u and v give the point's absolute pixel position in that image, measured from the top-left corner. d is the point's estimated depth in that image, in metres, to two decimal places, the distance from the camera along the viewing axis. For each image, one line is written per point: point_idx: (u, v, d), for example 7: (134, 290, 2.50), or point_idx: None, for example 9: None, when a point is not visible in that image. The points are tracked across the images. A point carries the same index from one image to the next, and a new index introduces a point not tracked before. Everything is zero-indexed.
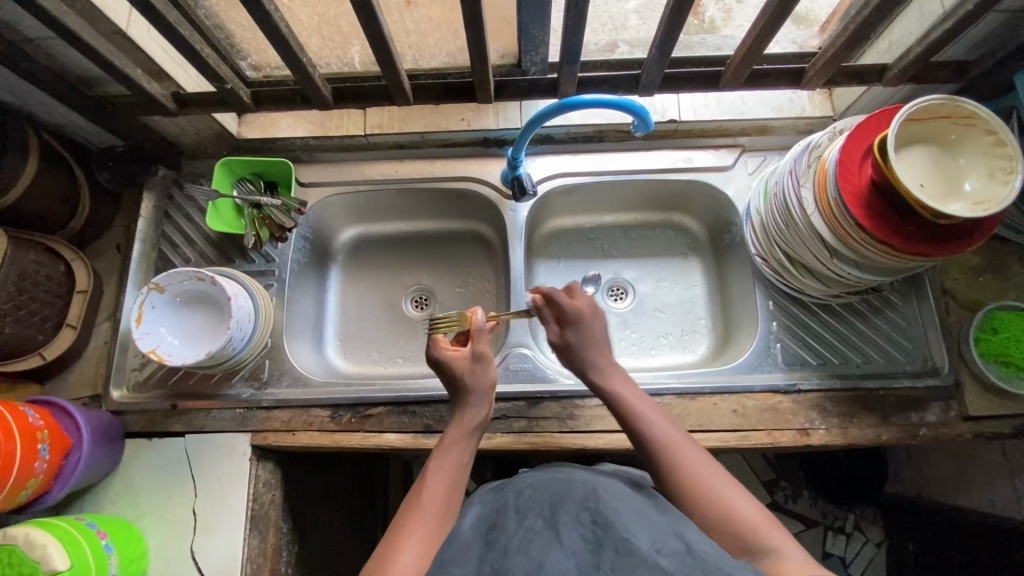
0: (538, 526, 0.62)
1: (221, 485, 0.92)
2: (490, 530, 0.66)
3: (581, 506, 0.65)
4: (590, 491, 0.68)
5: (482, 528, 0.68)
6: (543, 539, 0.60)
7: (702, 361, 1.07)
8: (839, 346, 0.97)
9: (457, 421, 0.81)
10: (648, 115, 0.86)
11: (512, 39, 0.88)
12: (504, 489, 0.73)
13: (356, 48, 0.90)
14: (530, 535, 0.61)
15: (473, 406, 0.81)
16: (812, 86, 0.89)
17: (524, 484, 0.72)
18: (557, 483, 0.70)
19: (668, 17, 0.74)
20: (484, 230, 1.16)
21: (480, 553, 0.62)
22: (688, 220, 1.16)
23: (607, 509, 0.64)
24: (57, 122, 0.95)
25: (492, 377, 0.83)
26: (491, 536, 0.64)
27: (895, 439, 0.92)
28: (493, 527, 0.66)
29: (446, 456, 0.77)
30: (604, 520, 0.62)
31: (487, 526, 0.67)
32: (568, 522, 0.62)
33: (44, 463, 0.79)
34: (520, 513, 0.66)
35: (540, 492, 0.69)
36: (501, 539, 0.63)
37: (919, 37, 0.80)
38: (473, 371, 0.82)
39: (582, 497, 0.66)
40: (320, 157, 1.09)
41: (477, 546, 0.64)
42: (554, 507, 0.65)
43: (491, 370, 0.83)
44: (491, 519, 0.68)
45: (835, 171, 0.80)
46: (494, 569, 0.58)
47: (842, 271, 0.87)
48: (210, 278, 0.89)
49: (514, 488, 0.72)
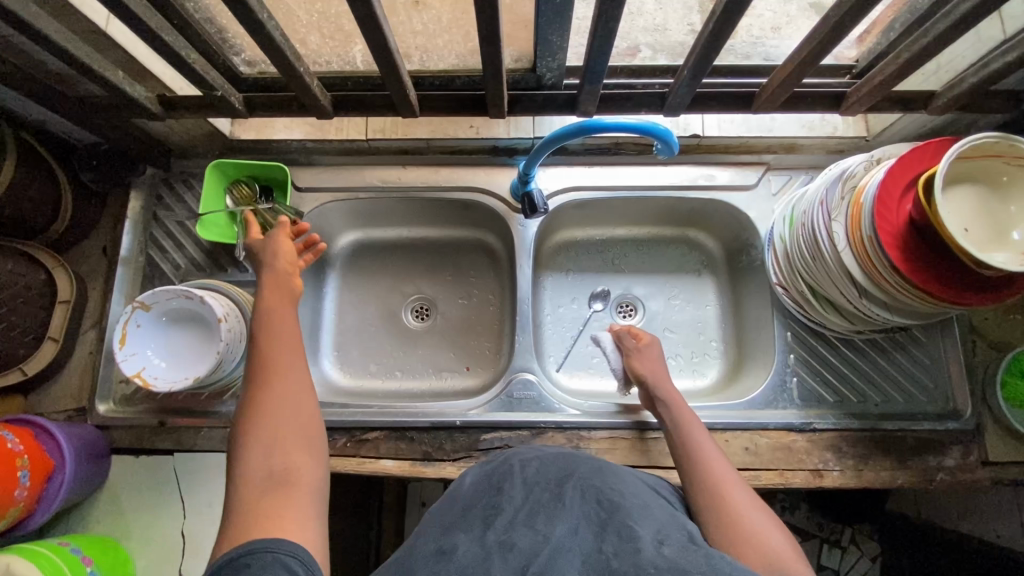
0: (544, 499, 0.64)
1: (211, 507, 0.89)
2: (495, 493, 0.67)
3: (587, 483, 0.66)
4: (594, 470, 0.69)
5: (483, 492, 0.68)
6: (548, 512, 0.62)
7: (711, 387, 1.03)
8: (859, 383, 0.93)
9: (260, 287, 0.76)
10: (672, 138, 0.79)
11: (527, 43, 0.81)
12: (508, 458, 0.75)
13: (359, 47, 0.83)
14: (535, 509, 0.63)
15: (272, 270, 0.77)
16: (852, 112, 0.83)
17: (530, 455, 0.74)
18: (561, 459, 0.72)
19: (705, 39, 0.68)
20: (490, 241, 1.10)
21: (483, 517, 0.64)
22: (705, 237, 1.11)
23: (611, 490, 0.65)
24: (35, 119, 0.88)
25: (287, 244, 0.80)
26: (494, 500, 0.66)
27: (910, 482, 0.88)
28: (497, 491, 0.68)
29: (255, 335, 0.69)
30: (608, 502, 0.62)
31: (490, 489, 0.69)
32: (574, 497, 0.63)
33: (24, 491, 0.75)
34: (526, 485, 0.67)
35: (546, 464, 0.70)
36: (505, 507, 0.64)
37: (974, 65, 0.74)
38: (267, 249, 0.80)
39: (589, 475, 0.68)
40: (319, 160, 1.03)
41: (478, 510, 0.65)
42: (561, 483, 0.66)
43: (286, 247, 0.80)
44: (492, 484, 0.70)
45: (872, 208, 0.74)
46: (497, 539, 0.59)
47: (871, 312, 0.82)
48: (199, 297, 0.84)
49: (519, 459, 0.73)
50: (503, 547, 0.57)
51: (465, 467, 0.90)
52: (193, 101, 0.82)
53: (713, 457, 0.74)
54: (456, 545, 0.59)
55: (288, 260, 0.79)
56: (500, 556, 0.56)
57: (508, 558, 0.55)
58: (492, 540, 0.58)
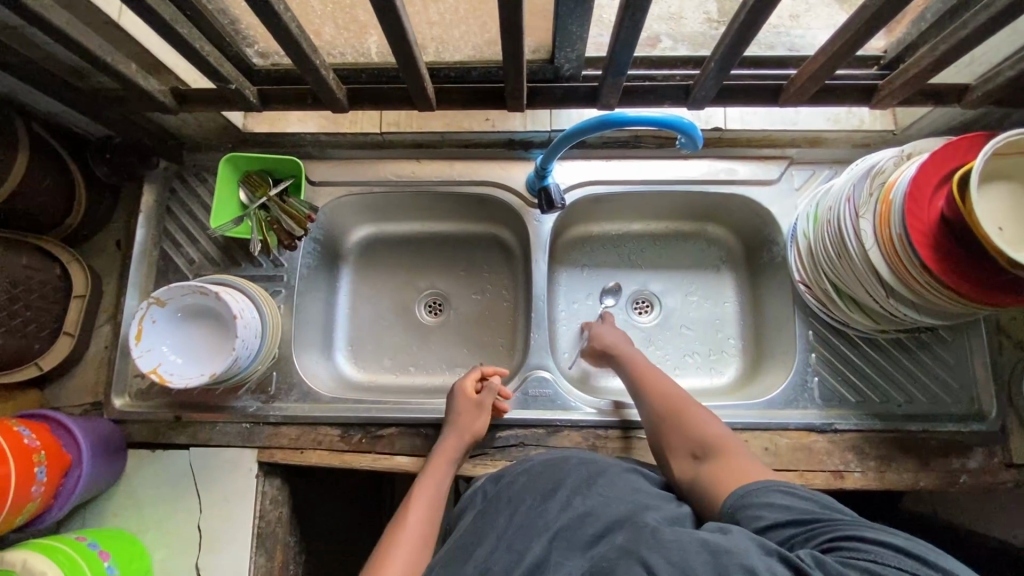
0: (527, 516, 0.68)
1: (227, 501, 0.89)
2: (484, 518, 0.71)
3: (570, 492, 0.69)
4: (583, 478, 0.71)
5: (479, 517, 0.72)
6: (528, 531, 0.66)
7: (729, 385, 1.02)
8: (882, 383, 0.91)
9: (438, 453, 0.84)
10: (697, 132, 0.77)
11: (547, 34, 0.78)
12: (500, 475, 0.78)
13: (374, 38, 0.80)
14: (518, 527, 0.68)
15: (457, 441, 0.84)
16: (882, 106, 0.80)
17: (521, 467, 0.77)
18: (551, 466, 0.75)
19: (735, 30, 0.65)
20: (505, 235, 1.09)
21: (476, 540, 0.69)
22: (724, 232, 1.09)
23: (591, 503, 0.67)
24: (47, 112, 0.87)
25: (481, 426, 0.85)
26: (483, 524, 0.71)
27: (933, 484, 0.87)
28: (489, 510, 0.73)
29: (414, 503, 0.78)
30: (584, 510, 0.66)
31: (484, 509, 0.73)
32: (555, 508, 0.68)
33: (41, 486, 0.76)
34: (513, 503, 0.72)
35: (535, 477, 0.74)
36: (492, 531, 0.69)
37: (1012, 57, 0.71)
38: (468, 414, 0.86)
39: (575, 482, 0.71)
40: (332, 153, 1.02)
41: (473, 531, 0.71)
42: (546, 495, 0.70)
43: (481, 421, 0.86)
44: (487, 504, 0.74)
45: (903, 206, 0.72)
46: (482, 565, 0.65)
47: (897, 312, 0.80)
48: (214, 293, 0.83)
49: (511, 472, 0.77)
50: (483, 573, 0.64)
51: (481, 465, 0.89)
52: (206, 95, 0.81)
53: (654, 371, 0.86)
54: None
55: (471, 430, 0.85)
56: None
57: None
58: (473, 568, 0.65)
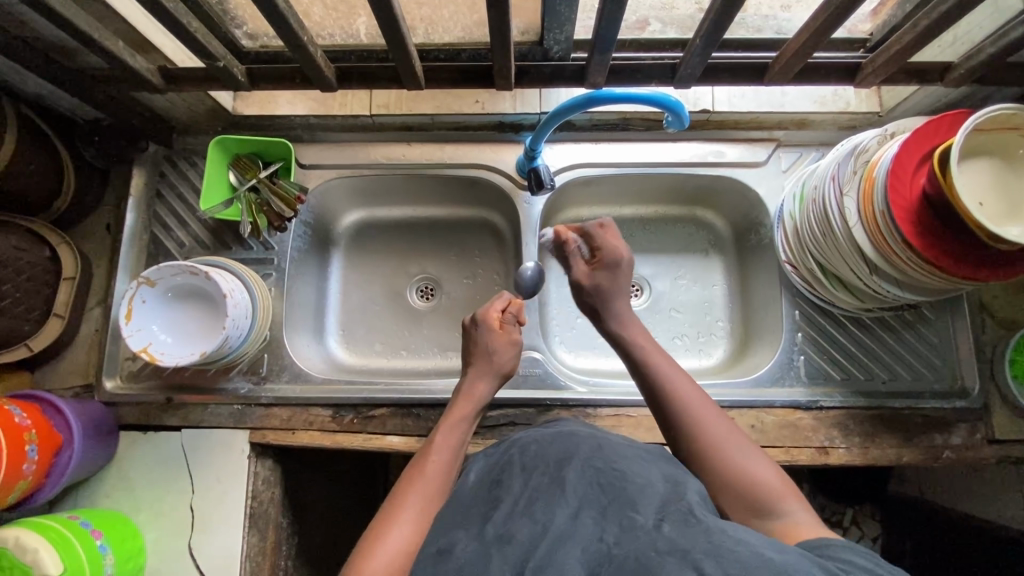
0: (542, 484, 0.62)
1: (219, 481, 0.90)
2: (495, 487, 0.65)
3: (587, 462, 0.64)
4: (595, 450, 0.67)
5: (484, 485, 0.66)
6: (548, 499, 0.60)
7: (717, 367, 1.03)
8: (867, 362, 0.93)
9: (466, 396, 0.80)
10: (683, 111, 0.78)
11: (535, 14, 0.80)
12: (507, 444, 0.72)
13: (363, 19, 0.83)
14: (534, 496, 0.61)
15: (480, 384, 0.81)
16: (866, 85, 0.81)
17: (529, 438, 0.71)
18: (561, 438, 0.69)
19: (717, 6, 0.65)
20: (495, 220, 1.09)
21: (484, 511, 0.62)
22: (712, 216, 1.10)
23: (612, 471, 0.62)
24: (36, 93, 0.87)
25: (511, 364, 0.84)
26: (494, 493, 0.64)
27: (916, 460, 0.89)
28: (498, 483, 0.65)
29: (441, 437, 0.74)
30: (605, 479, 0.61)
31: (491, 481, 0.66)
32: (574, 479, 0.62)
33: (33, 465, 0.76)
34: (525, 471, 0.65)
35: (546, 448, 0.68)
36: (504, 499, 0.62)
37: (992, 35, 0.73)
38: (497, 349, 0.84)
39: (589, 454, 0.65)
40: (322, 137, 1.02)
41: (480, 504, 0.64)
42: (560, 465, 0.64)
43: (510, 354, 0.84)
44: (494, 473, 0.67)
45: (886, 181, 0.73)
46: (497, 532, 0.58)
47: (880, 288, 0.81)
48: (204, 273, 0.84)
49: (517, 443, 0.71)
50: (501, 540, 0.56)
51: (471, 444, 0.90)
52: (194, 74, 0.81)
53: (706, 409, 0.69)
54: (454, 544, 0.58)
55: (498, 365, 0.83)
56: (498, 550, 0.55)
57: (507, 552, 0.55)
58: (491, 533, 0.58)
